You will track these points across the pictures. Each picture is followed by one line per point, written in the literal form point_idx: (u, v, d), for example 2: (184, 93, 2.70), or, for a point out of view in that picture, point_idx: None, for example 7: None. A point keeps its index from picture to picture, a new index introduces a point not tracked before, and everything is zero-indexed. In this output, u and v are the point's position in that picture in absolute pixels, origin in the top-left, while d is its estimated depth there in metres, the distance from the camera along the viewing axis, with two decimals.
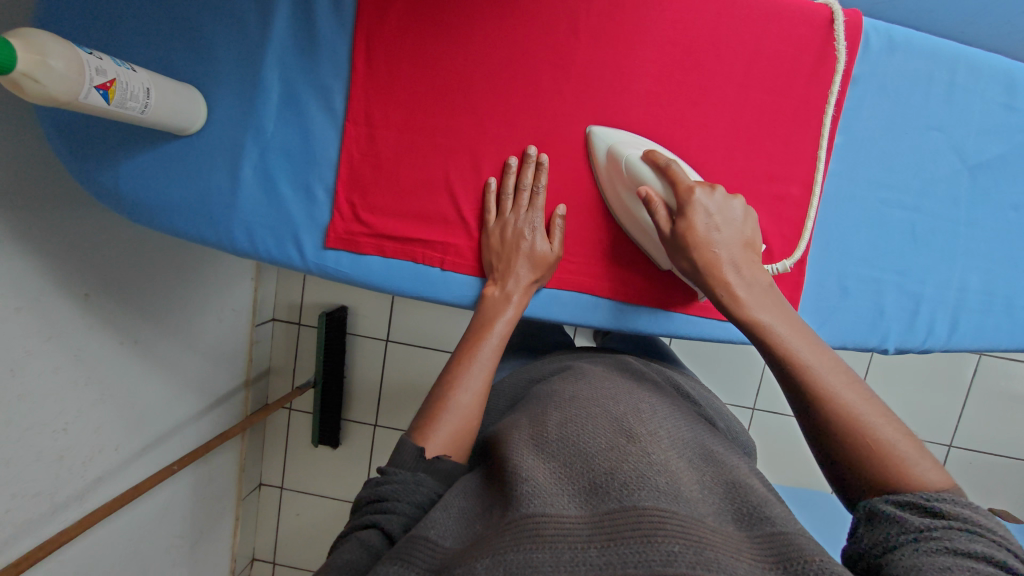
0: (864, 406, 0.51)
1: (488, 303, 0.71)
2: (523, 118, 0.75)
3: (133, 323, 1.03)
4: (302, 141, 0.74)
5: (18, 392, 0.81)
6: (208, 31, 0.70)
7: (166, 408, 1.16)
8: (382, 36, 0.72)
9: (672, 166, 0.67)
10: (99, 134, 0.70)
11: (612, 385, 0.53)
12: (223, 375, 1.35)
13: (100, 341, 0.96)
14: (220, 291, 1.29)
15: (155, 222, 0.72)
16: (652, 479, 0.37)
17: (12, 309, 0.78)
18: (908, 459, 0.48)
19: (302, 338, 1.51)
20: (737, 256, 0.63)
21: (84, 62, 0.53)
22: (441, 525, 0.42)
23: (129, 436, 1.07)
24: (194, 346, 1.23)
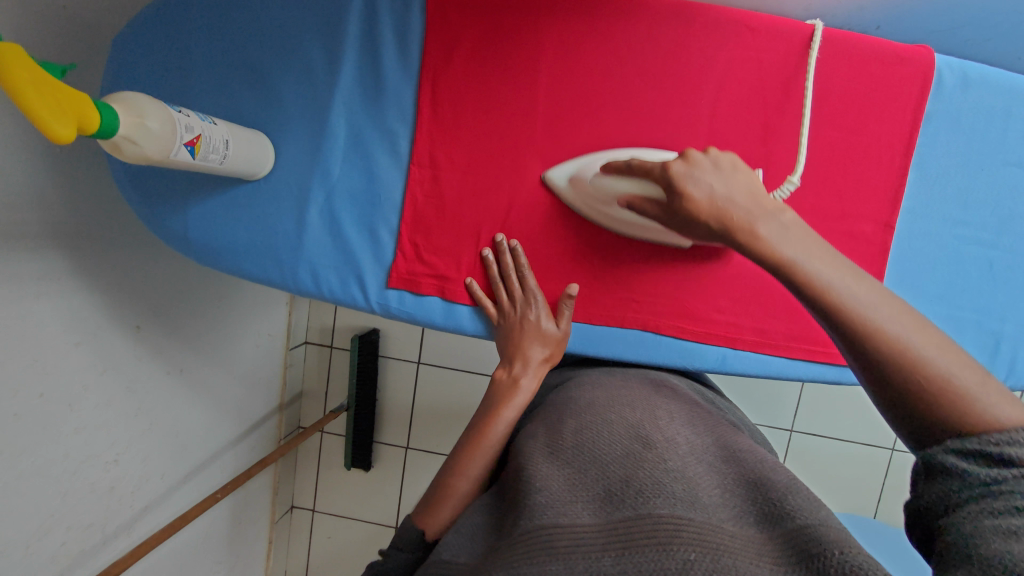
0: (917, 336, 0.46)
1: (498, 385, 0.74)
2: (579, 159, 0.79)
3: (175, 352, 1.10)
4: (367, 184, 0.80)
5: (75, 425, 0.89)
6: (281, 83, 0.78)
7: (206, 436, 1.23)
8: (446, 85, 0.78)
9: (635, 163, 0.67)
10: (170, 184, 0.79)
11: (628, 392, 0.56)
12: (258, 399, 1.42)
13: (150, 373, 1.04)
14: (258, 317, 1.38)
15: (224, 262, 0.80)
16: (667, 487, 0.39)
17: (72, 344, 0.86)
18: (970, 391, 0.44)
19: (334, 360, 1.57)
20: (748, 206, 0.57)
21: (175, 120, 0.60)
22: (454, 546, 0.46)
23: (174, 464, 1.14)
24: (232, 371, 1.30)
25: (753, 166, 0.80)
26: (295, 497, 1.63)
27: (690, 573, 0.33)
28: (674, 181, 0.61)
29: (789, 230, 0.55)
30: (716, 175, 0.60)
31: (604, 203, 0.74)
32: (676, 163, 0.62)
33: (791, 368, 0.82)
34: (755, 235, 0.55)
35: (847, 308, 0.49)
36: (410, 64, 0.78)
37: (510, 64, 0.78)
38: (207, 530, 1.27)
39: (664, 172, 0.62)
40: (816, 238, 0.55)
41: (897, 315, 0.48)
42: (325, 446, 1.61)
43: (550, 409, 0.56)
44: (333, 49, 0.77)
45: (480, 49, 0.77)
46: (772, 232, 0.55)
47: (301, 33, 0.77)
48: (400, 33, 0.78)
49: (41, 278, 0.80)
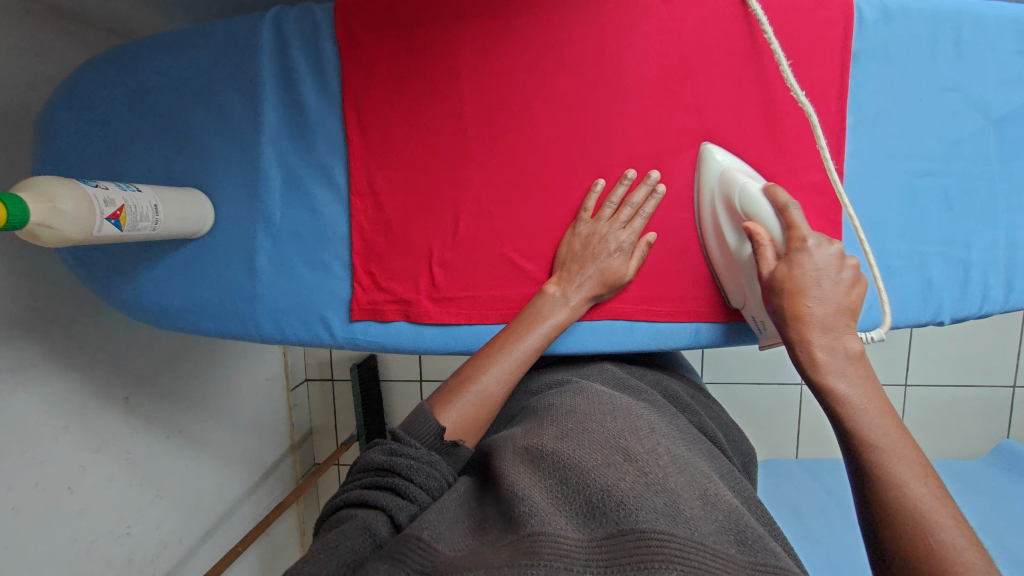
0: (918, 483, 0.47)
1: (542, 299, 0.72)
2: (520, 159, 0.77)
3: (172, 413, 1.08)
4: (312, 222, 0.79)
5: (79, 506, 0.87)
6: (208, 135, 0.77)
7: (219, 490, 1.20)
8: (371, 109, 0.76)
9: (791, 210, 0.65)
10: (117, 257, 0.77)
11: (607, 398, 0.53)
12: (267, 446, 1.39)
13: (148, 441, 1.01)
14: (252, 364, 1.35)
15: (187, 324, 0.79)
16: (649, 500, 0.37)
17: (61, 428, 0.84)
18: (934, 522, 0.44)
19: (337, 393, 1.55)
20: (830, 317, 0.59)
21: (91, 197, 0.58)
22: (433, 527, 0.39)
23: (190, 525, 1.11)
24: (235, 424, 1.28)
25: (691, 135, 0.76)
26: None
27: None
28: (792, 253, 0.63)
29: (848, 365, 0.57)
30: (825, 275, 0.61)
31: (733, 214, 0.71)
32: (809, 240, 0.63)
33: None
34: (809, 346, 0.59)
35: (858, 424, 0.52)
36: (332, 93, 0.77)
37: (431, 76, 0.76)
38: None
39: (795, 236, 0.64)
40: (881, 395, 0.55)
41: (913, 461, 0.48)
42: (344, 478, 1.57)
43: (530, 414, 0.53)
44: (250, 90, 0.76)
45: (398, 66, 0.75)
46: (824, 369, 0.57)
47: (218, 82, 0.76)
48: (313, 64, 0.77)
49: (14, 369, 0.78)
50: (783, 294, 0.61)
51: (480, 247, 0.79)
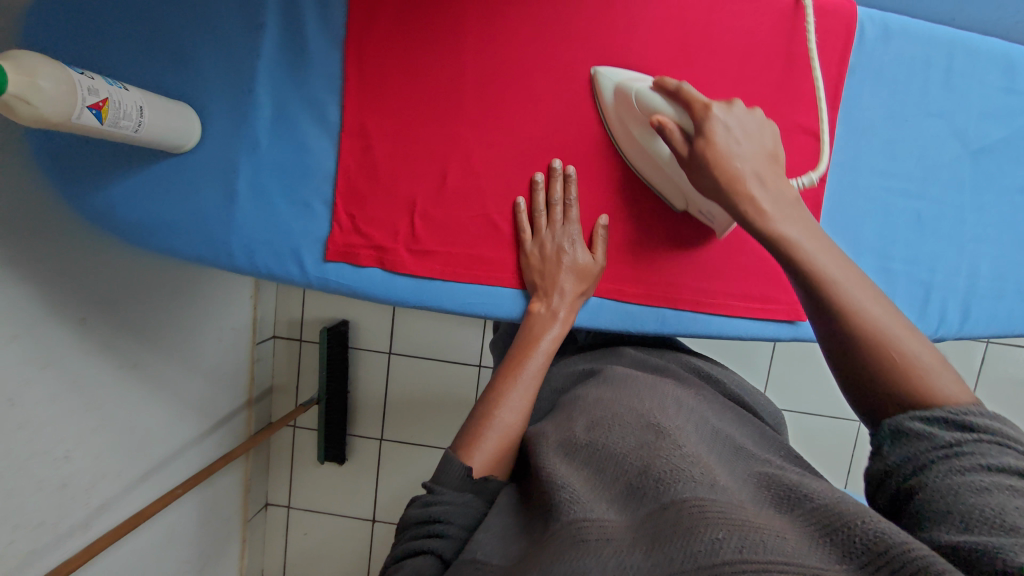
0: (893, 323, 0.48)
1: (532, 320, 0.71)
2: (519, 124, 0.74)
3: (130, 344, 0.98)
4: (297, 155, 0.73)
5: (18, 422, 0.77)
6: (199, 52, 0.69)
7: (169, 433, 1.12)
8: (371, 46, 0.71)
9: (684, 88, 0.63)
10: (91, 159, 0.70)
11: (634, 381, 0.51)
12: (223, 397, 1.31)
13: (100, 366, 0.91)
14: (217, 312, 1.25)
15: (152, 243, 0.71)
16: (686, 469, 0.35)
17: (10, 337, 0.73)
18: (930, 372, 0.45)
19: (304, 353, 1.49)
20: (759, 172, 0.59)
21: (75, 81, 0.52)
22: (485, 545, 0.37)
23: (132, 461, 1.02)
24: (195, 367, 1.19)
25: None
26: (269, 494, 1.55)
27: (723, 559, 0.28)
28: (703, 124, 0.60)
29: (795, 208, 0.57)
30: (738, 130, 0.60)
31: (635, 116, 0.69)
32: (716, 108, 0.61)
33: (730, 328, 0.80)
34: (749, 197, 0.57)
35: (848, 305, 0.49)
36: (331, 26, 0.71)
37: (439, 17, 0.71)
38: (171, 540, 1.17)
39: (703, 110, 0.61)
40: (808, 216, 0.57)
41: (864, 288, 0.50)
42: (297, 441, 1.53)
43: (559, 410, 0.51)
44: (250, 12, 0.69)
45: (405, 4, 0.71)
46: (769, 199, 0.57)
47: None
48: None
49: None
50: (713, 172, 0.59)
51: (468, 205, 0.75)
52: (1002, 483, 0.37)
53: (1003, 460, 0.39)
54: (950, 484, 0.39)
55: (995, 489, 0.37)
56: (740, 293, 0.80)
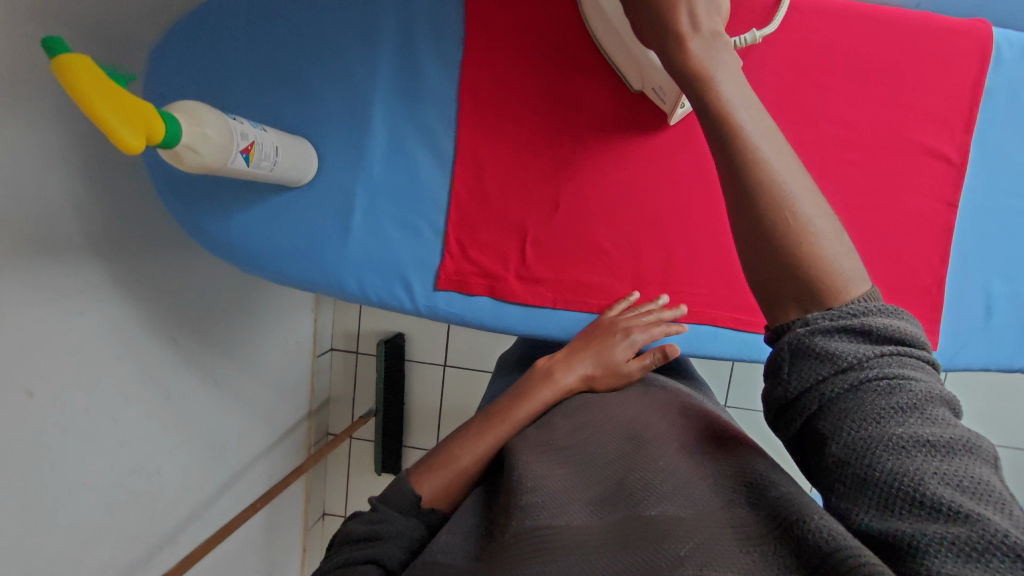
0: (796, 180, 0.43)
1: (531, 379, 0.64)
2: (622, 157, 0.79)
3: (213, 360, 1.02)
4: (410, 186, 0.80)
5: (120, 438, 0.81)
6: (319, 89, 0.76)
7: (242, 442, 1.16)
8: (484, 90, 0.78)
9: None
10: (210, 191, 0.76)
11: (618, 395, 0.53)
12: (287, 408, 1.37)
13: (188, 385, 0.95)
14: (285, 325, 1.32)
15: (269, 268, 0.78)
16: (658, 485, 0.37)
17: (114, 357, 0.78)
18: (823, 240, 0.42)
19: (360, 366, 1.56)
20: (698, 9, 0.47)
21: (232, 128, 0.60)
22: (447, 548, 0.40)
23: (210, 475, 1.05)
24: (263, 381, 1.24)
25: (806, 150, 0.78)
26: (326, 503, 1.64)
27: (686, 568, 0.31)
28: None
29: (720, 54, 0.47)
30: None
31: None
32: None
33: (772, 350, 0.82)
34: (685, 50, 0.46)
35: (750, 148, 0.44)
36: (449, 69, 0.78)
37: (549, 63, 0.78)
38: (237, 549, 1.24)
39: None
40: (738, 62, 0.48)
41: (774, 143, 0.45)
42: (354, 451, 1.62)
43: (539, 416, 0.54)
44: (366, 52, 0.76)
45: (513, 55, 0.78)
46: (703, 49, 0.46)
47: (337, 35, 0.75)
48: (436, 36, 0.77)
49: (80, 289, 0.71)
50: (650, 15, 0.47)
51: (574, 237, 0.80)
52: (919, 436, 0.34)
53: (906, 382, 0.37)
54: (867, 440, 0.35)
55: (915, 448, 0.34)
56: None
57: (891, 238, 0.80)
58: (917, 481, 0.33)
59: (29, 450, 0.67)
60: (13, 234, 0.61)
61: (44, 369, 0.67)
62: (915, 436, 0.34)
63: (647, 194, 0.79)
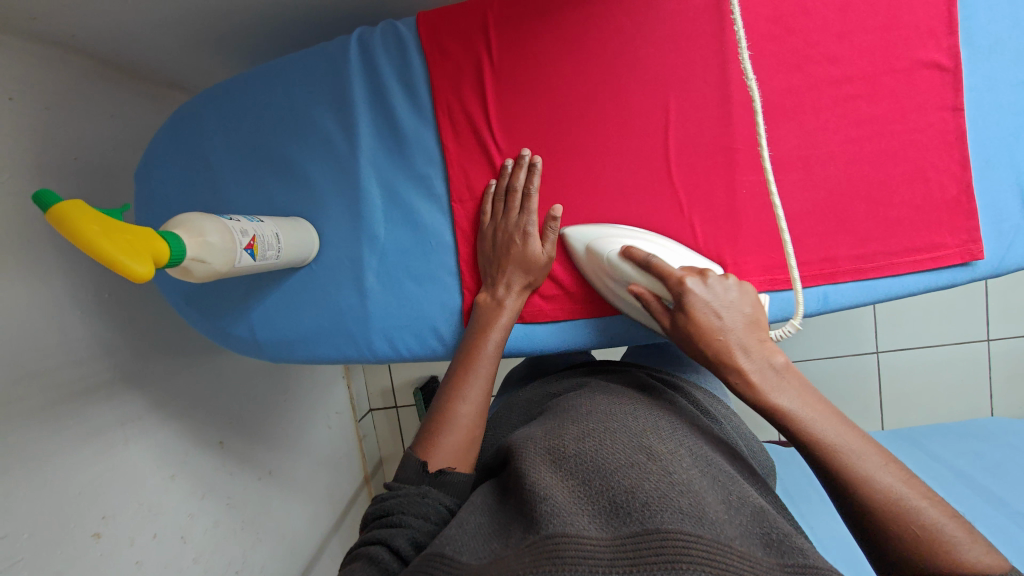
0: (906, 485, 0.38)
1: (481, 312, 0.61)
2: (650, 127, 0.59)
3: (262, 453, 0.95)
4: (416, 233, 0.64)
5: (194, 555, 0.76)
6: (306, 163, 0.63)
7: (309, 529, 1.09)
8: (465, 112, 0.61)
9: (655, 259, 0.53)
10: (222, 292, 0.65)
11: (629, 399, 0.51)
12: (346, 478, 1.27)
13: (245, 484, 0.89)
14: (322, 399, 1.21)
15: (300, 355, 0.66)
16: (676, 501, 0.36)
17: (169, 477, 0.73)
18: (952, 538, 0.36)
19: (404, 419, 1.39)
20: (748, 343, 0.48)
21: (231, 227, 0.49)
22: (457, 541, 0.38)
23: (290, 565, 1.01)
24: (316, 460, 1.15)
25: (794, 96, 0.58)
26: None
27: None
28: (681, 298, 0.50)
29: (786, 377, 0.46)
30: (723, 305, 0.49)
31: (612, 281, 0.58)
32: (690, 277, 0.51)
33: (899, 287, 0.59)
34: (745, 383, 0.46)
35: (852, 479, 0.39)
36: (423, 106, 0.62)
37: (529, 50, 0.59)
38: None
39: (675, 282, 0.51)
40: (807, 381, 0.46)
41: (868, 451, 0.40)
42: None
43: (548, 413, 0.52)
44: (341, 110, 0.62)
45: (489, 68, 0.60)
46: (767, 385, 0.45)
47: (306, 105, 0.62)
48: (403, 75, 0.62)
49: (123, 419, 0.67)
50: (700, 339, 0.49)
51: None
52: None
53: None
54: None
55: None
56: (881, 258, 0.59)
57: (910, 165, 0.58)
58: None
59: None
60: (43, 394, 0.57)
61: (109, 508, 0.64)
62: None
63: (699, 165, 0.59)
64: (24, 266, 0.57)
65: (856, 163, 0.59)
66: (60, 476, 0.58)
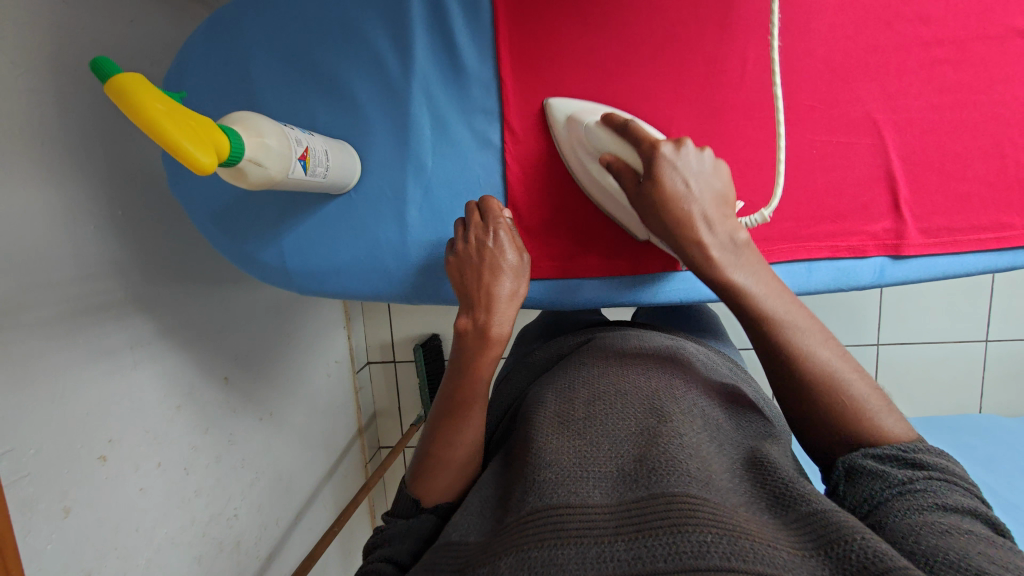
0: (829, 354, 0.42)
1: (463, 341, 0.52)
2: (709, 89, 0.57)
3: (264, 395, 0.96)
4: (462, 172, 0.61)
5: (194, 488, 0.78)
6: (352, 85, 0.59)
7: (304, 473, 1.10)
8: (532, 49, 0.58)
9: (633, 124, 0.50)
10: (252, 217, 0.61)
11: (644, 360, 0.51)
12: (340, 428, 1.27)
13: (245, 422, 0.90)
14: (323, 346, 1.21)
15: (329, 288, 0.63)
16: (683, 467, 0.35)
17: (174, 408, 0.74)
18: (873, 410, 0.40)
19: (402, 374, 1.41)
20: (709, 210, 0.46)
21: (287, 132, 0.48)
22: (462, 524, 0.39)
23: (285, 507, 1.03)
24: (314, 407, 1.16)
25: (869, 62, 0.56)
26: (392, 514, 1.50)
27: (705, 560, 0.29)
28: (653, 165, 0.47)
29: (745, 251, 0.46)
30: (698, 176, 0.47)
31: (586, 146, 0.55)
32: (668, 145, 0.47)
33: (959, 267, 0.58)
34: (705, 252, 0.46)
35: (784, 327, 0.43)
36: (484, 39, 0.59)
37: None
38: None
39: (649, 146, 0.48)
40: (764, 260, 0.46)
41: (814, 328, 0.43)
42: None
43: (557, 372, 0.53)
44: (398, 29, 0.58)
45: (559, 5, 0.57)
46: (727, 260, 0.45)
47: (357, 21, 0.58)
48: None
49: (132, 345, 0.67)
50: (662, 211, 0.47)
51: None
52: (959, 527, 0.33)
53: (952, 495, 0.36)
54: (912, 525, 0.34)
55: (959, 534, 0.32)
56: (948, 239, 0.58)
57: (987, 138, 0.57)
58: (962, 556, 0.31)
59: (115, 524, 0.65)
60: (49, 310, 0.56)
61: (114, 432, 0.64)
62: (958, 527, 0.33)
63: (769, 125, 0.58)
64: (36, 171, 0.55)
65: (915, 145, 0.57)
66: (71, 397, 0.59)
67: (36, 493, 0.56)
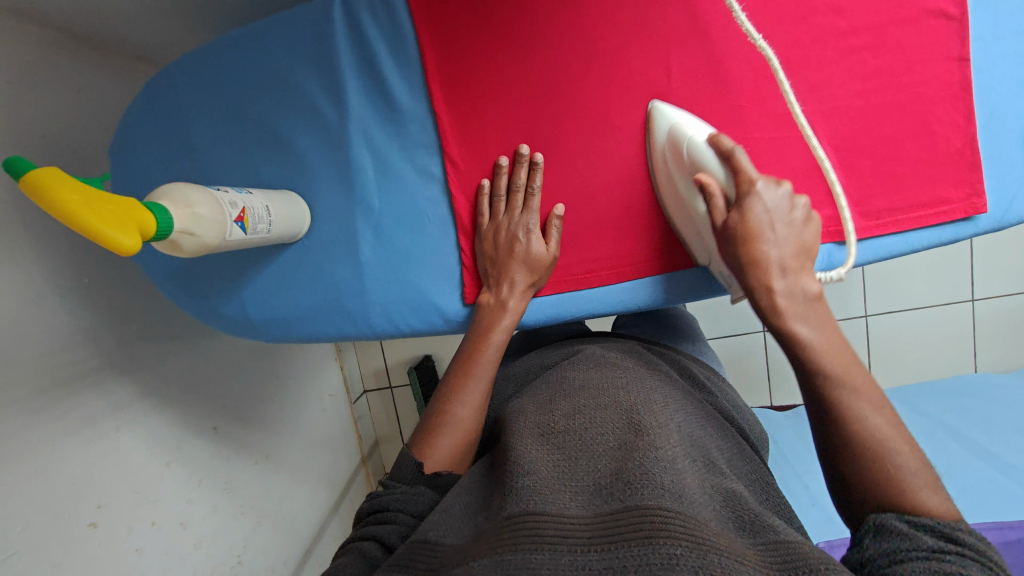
0: (883, 416, 0.41)
1: (483, 313, 0.59)
2: (642, 97, 0.58)
3: (257, 438, 0.95)
4: (410, 205, 0.62)
5: (193, 542, 0.77)
6: (292, 133, 0.60)
7: (309, 510, 1.10)
8: (459, 77, 0.59)
9: (738, 152, 0.51)
10: (210, 273, 0.62)
11: (624, 373, 0.51)
12: (342, 462, 1.27)
13: (240, 469, 0.89)
14: (315, 382, 1.21)
15: (297, 332, 0.64)
16: (659, 479, 0.35)
17: (164, 464, 0.74)
18: (912, 483, 0.38)
19: (399, 400, 1.40)
20: (784, 257, 0.48)
21: (219, 197, 0.48)
22: (441, 523, 0.39)
23: (291, 547, 1.02)
24: (312, 444, 1.15)
25: (791, 55, 0.57)
26: None
27: None
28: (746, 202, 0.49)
29: (812, 306, 0.46)
30: (776, 216, 0.49)
31: (682, 166, 0.55)
32: (763, 181, 0.49)
33: (902, 246, 0.59)
34: (767, 291, 0.47)
35: (841, 378, 0.42)
36: (414, 72, 0.59)
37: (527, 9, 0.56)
38: None
39: (748, 183, 0.49)
40: (830, 318, 0.46)
41: (871, 393, 0.42)
42: None
43: (539, 384, 0.53)
44: (329, 75, 0.58)
45: (482, 30, 0.57)
46: (791, 310, 0.46)
47: (289, 70, 0.58)
48: (391, 36, 0.58)
49: (112, 408, 0.67)
50: (744, 248, 0.48)
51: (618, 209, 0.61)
52: None
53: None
54: None
55: None
56: (890, 216, 0.59)
57: (920, 114, 0.57)
58: None
59: None
60: (23, 385, 0.56)
61: (103, 497, 0.64)
62: None
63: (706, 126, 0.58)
64: None
65: (848, 129, 0.58)
66: (53, 468, 0.59)
67: (27, 569, 0.55)
